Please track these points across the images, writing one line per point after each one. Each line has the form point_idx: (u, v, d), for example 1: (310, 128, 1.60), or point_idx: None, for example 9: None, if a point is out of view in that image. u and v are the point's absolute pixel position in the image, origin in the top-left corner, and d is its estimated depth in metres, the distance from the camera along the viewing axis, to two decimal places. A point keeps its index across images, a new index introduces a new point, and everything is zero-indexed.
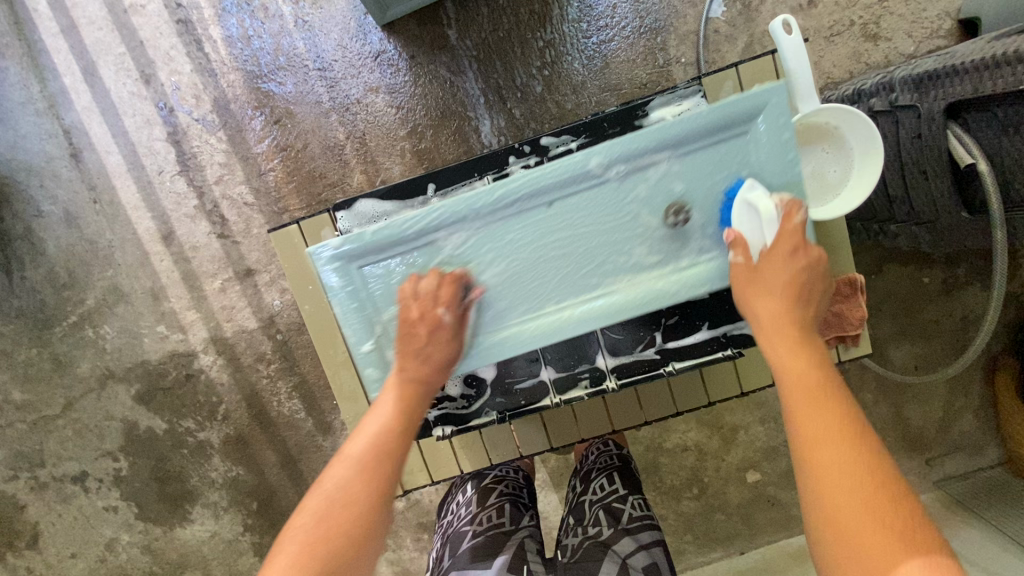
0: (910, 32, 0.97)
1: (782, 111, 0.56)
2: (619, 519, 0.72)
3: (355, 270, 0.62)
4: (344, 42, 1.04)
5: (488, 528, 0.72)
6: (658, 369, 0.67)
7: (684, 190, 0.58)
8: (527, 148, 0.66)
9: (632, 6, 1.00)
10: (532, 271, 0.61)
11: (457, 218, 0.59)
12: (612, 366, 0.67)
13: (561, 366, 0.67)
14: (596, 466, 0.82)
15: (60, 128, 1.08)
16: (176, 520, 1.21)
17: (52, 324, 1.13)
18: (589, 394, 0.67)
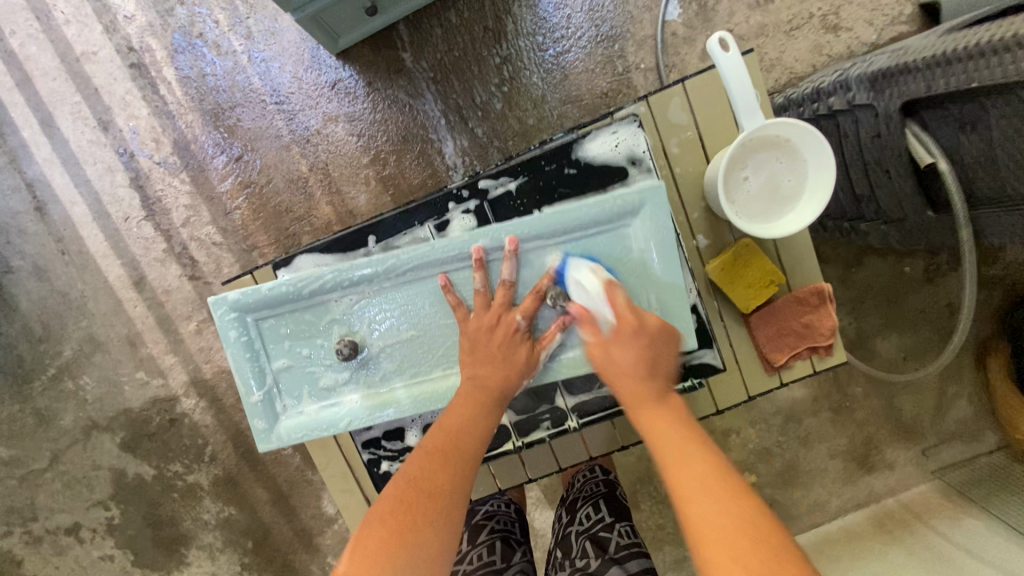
0: (871, 20, 0.95)
1: (662, 208, 0.55)
2: (607, 549, 0.70)
3: (251, 322, 0.59)
4: (299, 74, 1.03)
5: (478, 568, 0.71)
6: (619, 405, 0.65)
7: (570, 276, 0.58)
8: (465, 192, 0.62)
9: (587, 15, 0.98)
10: (421, 346, 0.59)
11: (348, 286, 0.58)
12: (572, 405, 0.66)
13: (520, 409, 0.66)
14: (582, 495, 0.81)
15: (23, 182, 1.07)
16: (173, 564, 1.21)
17: (32, 379, 1.12)
18: (551, 435, 0.66)
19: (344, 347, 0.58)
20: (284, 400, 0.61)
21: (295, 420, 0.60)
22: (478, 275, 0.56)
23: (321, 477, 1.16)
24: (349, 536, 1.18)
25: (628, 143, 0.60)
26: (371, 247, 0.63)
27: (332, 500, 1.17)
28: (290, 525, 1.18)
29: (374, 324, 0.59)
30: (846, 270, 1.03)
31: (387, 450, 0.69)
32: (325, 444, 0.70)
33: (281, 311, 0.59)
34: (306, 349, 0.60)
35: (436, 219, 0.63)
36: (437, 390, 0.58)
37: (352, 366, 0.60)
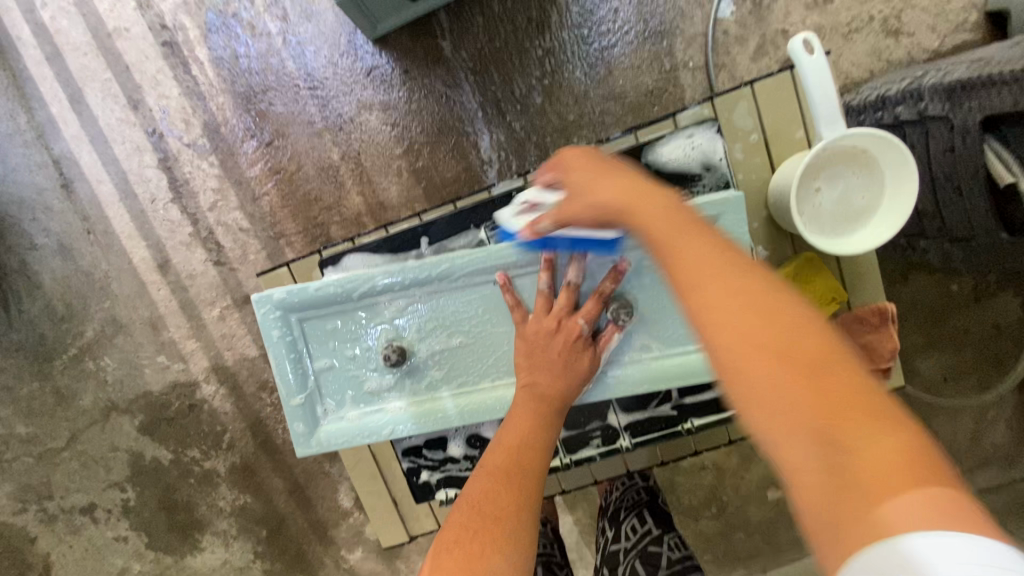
0: (934, 26, 0.90)
1: (740, 220, 0.52)
2: (657, 564, 0.67)
3: (295, 321, 0.57)
4: (334, 58, 1.00)
5: None
6: (674, 425, 0.63)
7: (632, 288, 0.56)
8: (525, 195, 0.59)
9: (634, 9, 0.95)
10: (473, 352, 0.57)
11: (399, 288, 0.55)
12: (625, 423, 0.64)
13: (571, 424, 0.64)
14: (625, 506, 0.78)
15: (50, 158, 1.05)
16: (187, 549, 1.20)
17: (53, 357, 1.11)
18: (602, 454, 0.64)
19: (393, 353, 0.55)
20: (325, 403, 0.59)
21: (334, 424, 0.58)
22: (545, 277, 0.54)
23: (338, 469, 1.15)
24: (365, 530, 1.17)
25: (703, 149, 0.58)
26: (421, 248, 0.61)
27: (349, 493, 1.16)
28: (306, 516, 1.17)
29: (424, 328, 0.57)
30: (889, 285, 1.00)
31: (427, 459, 0.67)
32: (356, 443, 0.69)
33: (328, 311, 0.56)
34: (352, 352, 0.57)
35: (491, 223, 0.60)
36: (489, 401, 0.56)
37: (397, 372, 0.58)
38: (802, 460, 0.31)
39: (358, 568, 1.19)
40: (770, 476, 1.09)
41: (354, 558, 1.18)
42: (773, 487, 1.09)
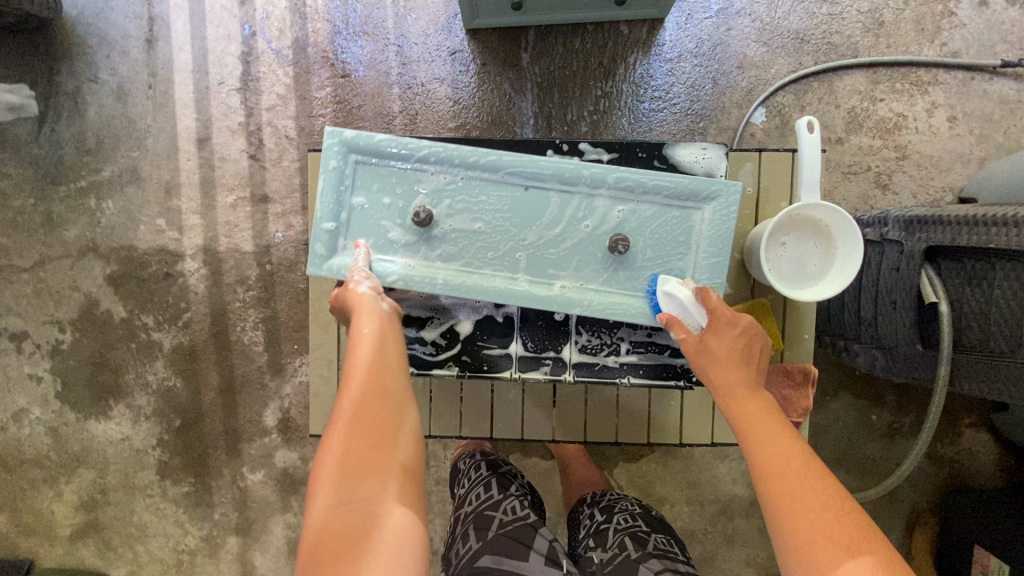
0: (915, 193, 1.08)
1: (729, 206, 0.61)
2: (643, 545, 0.74)
3: (352, 162, 0.62)
4: (429, 31, 1.13)
5: (514, 518, 0.75)
6: (613, 376, 0.65)
7: (631, 231, 0.63)
8: (566, 147, 0.70)
9: (687, 89, 1.11)
10: (489, 240, 0.63)
11: (450, 165, 0.62)
12: (574, 360, 0.66)
13: (530, 343, 0.66)
14: (618, 503, 0.84)
15: (147, 14, 1.14)
16: (94, 412, 1.19)
17: (60, 182, 1.15)
18: (544, 380, 0.66)
19: (423, 214, 0.61)
20: (346, 240, 0.63)
21: (350, 260, 0.62)
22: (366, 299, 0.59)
23: (275, 385, 1.16)
24: (275, 455, 1.17)
25: (711, 162, 0.69)
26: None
27: (275, 413, 1.16)
28: (224, 420, 1.17)
29: (454, 207, 0.63)
30: (822, 395, 1.11)
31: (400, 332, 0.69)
32: (326, 326, 0.75)
33: (383, 163, 0.62)
34: (392, 202, 0.63)
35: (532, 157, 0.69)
36: (485, 284, 0.62)
37: (419, 235, 0.63)
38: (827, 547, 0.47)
39: (251, 492, 1.18)
40: None
41: (251, 480, 1.18)
42: None
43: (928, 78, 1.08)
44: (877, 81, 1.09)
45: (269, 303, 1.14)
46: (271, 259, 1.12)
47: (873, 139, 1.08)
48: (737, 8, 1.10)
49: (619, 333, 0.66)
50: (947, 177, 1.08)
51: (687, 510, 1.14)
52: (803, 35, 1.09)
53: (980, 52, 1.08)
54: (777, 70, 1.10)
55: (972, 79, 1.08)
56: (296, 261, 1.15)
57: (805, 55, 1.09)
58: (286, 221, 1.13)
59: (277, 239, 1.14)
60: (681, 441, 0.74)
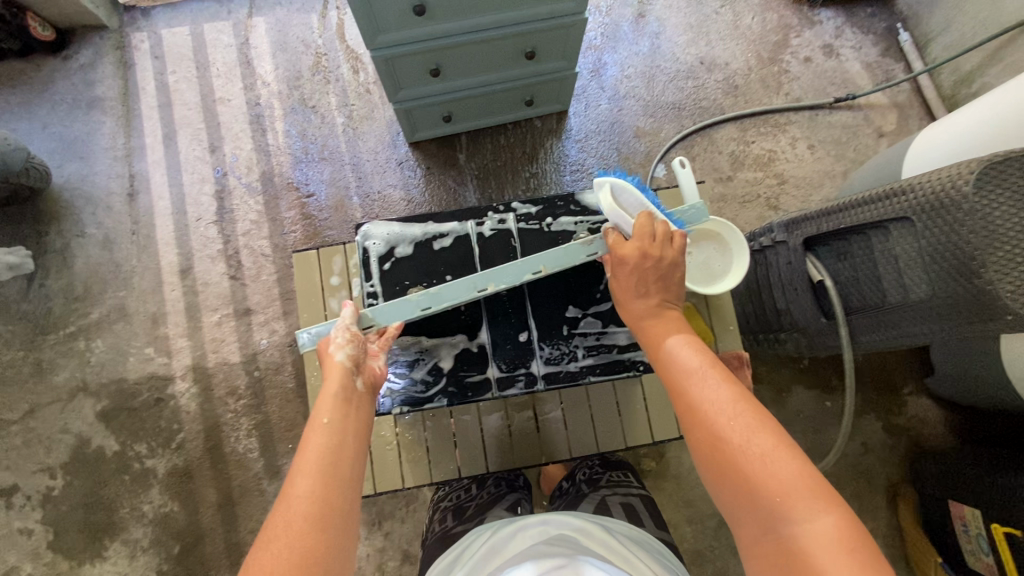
0: (801, 207, 1.30)
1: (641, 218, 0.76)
2: (599, 484, 0.89)
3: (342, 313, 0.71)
4: (377, 149, 1.34)
5: (490, 492, 0.87)
6: (580, 379, 0.73)
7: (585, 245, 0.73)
8: (502, 206, 0.77)
9: (599, 160, 1.33)
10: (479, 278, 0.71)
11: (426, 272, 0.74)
12: (544, 372, 0.73)
13: (503, 364, 0.72)
14: (580, 467, 0.99)
15: (128, 172, 1.30)
16: (87, 556, 1.16)
17: (49, 331, 1.23)
18: (522, 394, 0.72)
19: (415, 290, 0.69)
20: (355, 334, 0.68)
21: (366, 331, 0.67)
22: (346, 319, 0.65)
23: (275, 488, 1.18)
24: None
25: None
26: (426, 224, 0.76)
27: None
28: (225, 536, 1.17)
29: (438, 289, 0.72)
30: (777, 392, 1.23)
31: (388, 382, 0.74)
32: None
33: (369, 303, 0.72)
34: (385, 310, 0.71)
35: (476, 219, 0.76)
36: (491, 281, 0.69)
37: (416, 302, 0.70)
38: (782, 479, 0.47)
39: None
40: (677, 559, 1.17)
41: None
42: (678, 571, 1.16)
43: (783, 120, 1.35)
44: (746, 128, 1.35)
45: (261, 407, 1.20)
46: (259, 365, 1.20)
47: (755, 172, 1.32)
48: (624, 93, 1.37)
49: (577, 340, 0.73)
50: (821, 191, 1.31)
51: (690, 530, 1.19)
52: (679, 104, 1.36)
53: (816, 95, 1.37)
54: (666, 133, 1.35)
55: (817, 115, 1.35)
56: (282, 363, 1.23)
57: (685, 118, 1.35)
58: (270, 327, 1.23)
59: (263, 346, 1.23)
60: (653, 438, 0.84)
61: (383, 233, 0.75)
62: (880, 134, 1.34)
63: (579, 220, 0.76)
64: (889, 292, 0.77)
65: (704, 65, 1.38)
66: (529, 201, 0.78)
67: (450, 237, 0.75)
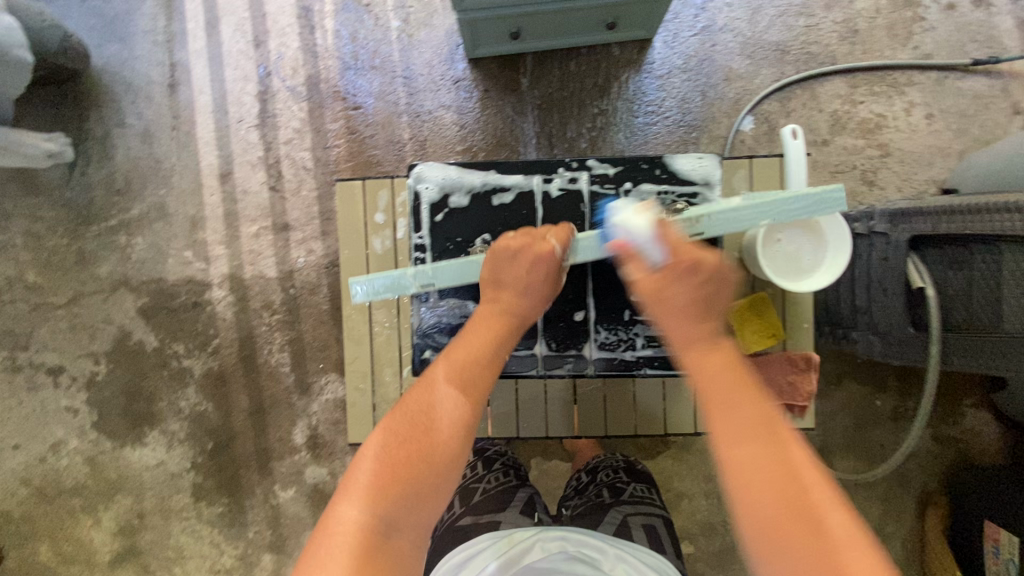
0: (901, 187, 1.14)
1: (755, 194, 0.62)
2: (621, 495, 0.91)
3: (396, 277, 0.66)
4: (433, 62, 1.21)
5: (498, 487, 0.90)
6: (633, 369, 0.69)
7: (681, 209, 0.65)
8: (575, 162, 0.69)
9: (678, 102, 1.18)
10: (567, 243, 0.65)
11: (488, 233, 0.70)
12: (595, 357, 0.68)
13: (553, 342, 0.68)
14: (603, 461, 1.01)
15: (169, 60, 1.21)
16: (129, 440, 1.24)
17: (91, 222, 1.22)
18: (568, 376, 0.69)
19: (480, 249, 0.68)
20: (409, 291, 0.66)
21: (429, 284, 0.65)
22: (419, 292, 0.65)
23: (304, 404, 1.21)
24: (305, 472, 1.21)
25: (709, 168, 0.70)
26: (487, 173, 0.69)
27: (304, 430, 1.21)
28: (255, 440, 1.22)
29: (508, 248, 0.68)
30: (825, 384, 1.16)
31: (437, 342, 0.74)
32: (359, 341, 0.81)
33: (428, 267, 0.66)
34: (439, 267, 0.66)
35: (544, 174, 0.69)
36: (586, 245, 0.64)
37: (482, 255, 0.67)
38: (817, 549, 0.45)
39: (283, 508, 1.22)
40: (686, 528, 1.18)
41: (283, 497, 1.22)
42: (686, 540, 1.17)
43: (903, 80, 1.15)
44: (856, 85, 1.16)
45: (294, 325, 1.19)
46: (295, 284, 1.18)
47: (856, 139, 1.15)
48: (720, 25, 1.18)
49: (638, 327, 0.68)
50: (929, 171, 1.14)
51: (704, 503, 1.19)
52: (784, 46, 1.17)
53: (951, 52, 1.15)
54: (762, 80, 1.17)
55: (946, 78, 1.15)
56: (317, 284, 1.21)
57: (787, 64, 1.17)
58: (307, 246, 1.19)
59: (299, 264, 1.20)
60: (695, 429, 0.79)
61: (438, 177, 0.69)
62: (1016, 110, 1.14)
63: (661, 189, 0.70)
64: (1008, 320, 0.68)
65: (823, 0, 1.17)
66: (607, 160, 0.71)
67: (512, 192, 0.68)
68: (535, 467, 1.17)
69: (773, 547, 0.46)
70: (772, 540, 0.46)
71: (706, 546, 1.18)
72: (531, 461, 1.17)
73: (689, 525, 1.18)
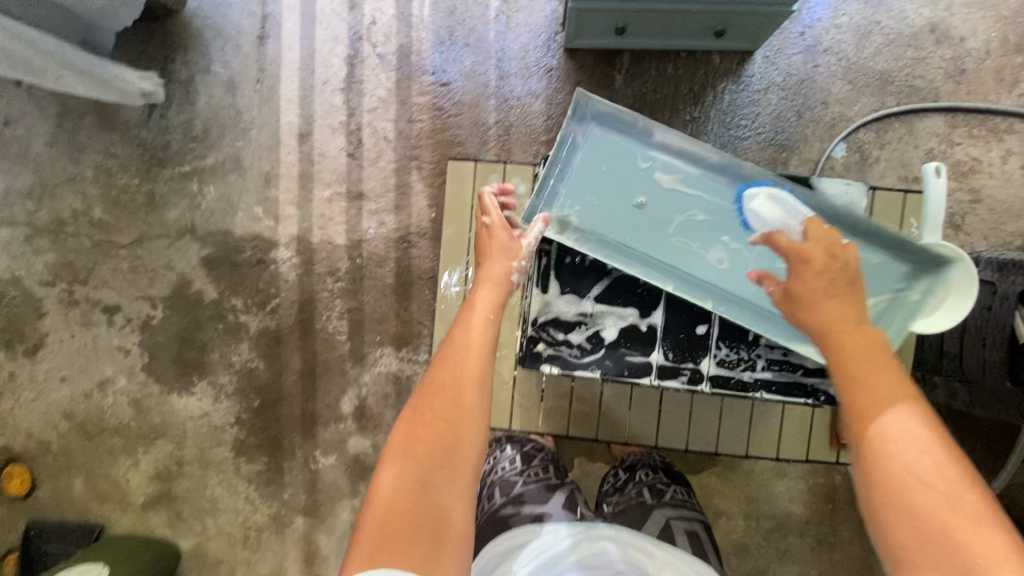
0: (986, 235, 1.12)
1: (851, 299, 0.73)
2: (669, 497, 0.81)
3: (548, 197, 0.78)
4: (528, 47, 1.18)
5: (539, 480, 0.78)
6: (748, 391, 0.78)
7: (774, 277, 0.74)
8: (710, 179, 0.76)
9: (772, 120, 1.16)
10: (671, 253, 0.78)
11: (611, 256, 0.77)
12: (711, 373, 0.78)
13: (675, 355, 0.78)
14: (647, 462, 0.92)
15: (261, 12, 1.19)
16: (177, 387, 1.24)
17: (165, 166, 1.21)
18: (683, 387, 0.78)
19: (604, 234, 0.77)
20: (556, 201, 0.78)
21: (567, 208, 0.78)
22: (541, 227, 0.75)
23: (355, 374, 1.20)
24: (347, 441, 1.21)
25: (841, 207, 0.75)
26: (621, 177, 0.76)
27: (352, 400, 1.21)
28: (302, 404, 1.22)
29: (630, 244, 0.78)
30: None
31: (551, 335, 0.79)
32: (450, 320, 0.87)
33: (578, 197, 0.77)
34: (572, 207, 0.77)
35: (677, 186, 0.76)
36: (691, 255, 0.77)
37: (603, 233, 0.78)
38: (956, 528, 0.43)
39: (322, 475, 1.22)
40: (720, 545, 1.18)
41: (323, 463, 1.22)
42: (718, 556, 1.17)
43: (1004, 126, 1.13)
44: (955, 125, 1.13)
45: (356, 295, 1.19)
46: (362, 254, 1.17)
47: (947, 181, 1.14)
48: (824, 47, 1.15)
49: (759, 350, 0.77)
50: (1018, 222, 1.12)
51: (742, 523, 1.19)
52: (888, 76, 1.14)
53: None
54: (861, 107, 1.15)
55: None
56: (384, 257, 1.20)
57: (888, 95, 1.14)
58: (379, 218, 1.19)
59: (369, 235, 1.19)
60: (778, 453, 0.85)
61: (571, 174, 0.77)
62: None
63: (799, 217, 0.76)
64: None
65: (934, 34, 1.14)
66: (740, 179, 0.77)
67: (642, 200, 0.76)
68: (577, 466, 1.17)
69: (912, 530, 0.45)
70: (904, 520, 0.46)
71: (737, 565, 1.18)
72: (575, 460, 1.17)
73: (723, 543, 1.18)
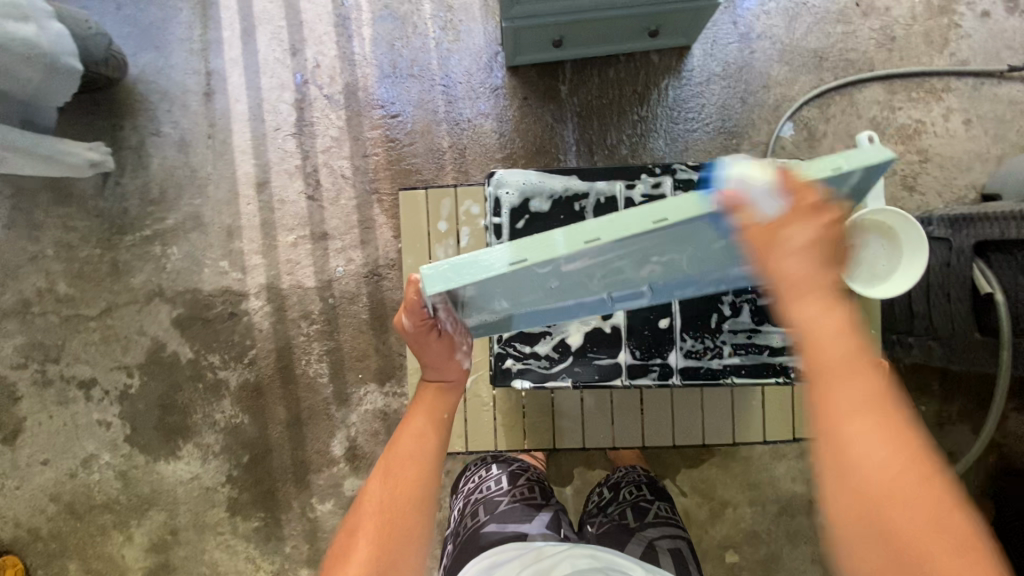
0: (941, 192, 1.15)
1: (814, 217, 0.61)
2: (645, 516, 0.83)
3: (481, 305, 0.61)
4: (471, 70, 1.20)
5: (523, 499, 0.79)
6: (718, 378, 0.77)
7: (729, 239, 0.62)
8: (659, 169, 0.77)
9: (717, 109, 1.18)
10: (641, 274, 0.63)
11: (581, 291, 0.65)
12: (680, 365, 0.78)
13: (641, 353, 0.78)
14: (625, 479, 0.94)
15: (204, 69, 1.20)
16: (163, 453, 1.21)
17: (125, 232, 1.20)
18: (654, 384, 0.78)
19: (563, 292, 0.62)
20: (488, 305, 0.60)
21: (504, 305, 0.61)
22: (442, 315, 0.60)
23: (342, 415, 1.19)
24: (343, 484, 1.19)
25: None
26: (569, 179, 0.76)
27: (342, 442, 1.19)
28: (292, 452, 1.20)
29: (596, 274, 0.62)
30: None
31: (518, 350, 0.78)
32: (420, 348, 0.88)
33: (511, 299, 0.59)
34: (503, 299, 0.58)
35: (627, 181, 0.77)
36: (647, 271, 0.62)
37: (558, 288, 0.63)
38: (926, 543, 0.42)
39: (321, 522, 1.20)
40: (731, 537, 1.17)
41: (321, 510, 1.20)
42: (731, 549, 1.16)
43: (941, 86, 1.16)
44: (893, 91, 1.16)
45: (333, 335, 1.18)
46: (334, 293, 1.17)
47: (895, 145, 1.16)
48: (757, 33, 1.18)
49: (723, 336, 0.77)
50: (967, 176, 1.15)
51: (749, 511, 1.17)
52: (822, 53, 1.18)
53: (986, 58, 1.16)
54: (800, 86, 1.18)
55: (982, 84, 1.16)
56: (356, 293, 1.19)
57: (825, 71, 1.18)
58: (346, 255, 1.18)
59: (338, 273, 1.19)
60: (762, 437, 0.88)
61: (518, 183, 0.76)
62: None
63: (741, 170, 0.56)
64: None
65: (859, 8, 1.18)
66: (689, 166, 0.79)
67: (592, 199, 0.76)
68: (577, 478, 1.15)
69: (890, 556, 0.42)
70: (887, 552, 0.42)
71: (750, 554, 1.17)
72: (574, 472, 1.15)
73: (733, 534, 1.17)
